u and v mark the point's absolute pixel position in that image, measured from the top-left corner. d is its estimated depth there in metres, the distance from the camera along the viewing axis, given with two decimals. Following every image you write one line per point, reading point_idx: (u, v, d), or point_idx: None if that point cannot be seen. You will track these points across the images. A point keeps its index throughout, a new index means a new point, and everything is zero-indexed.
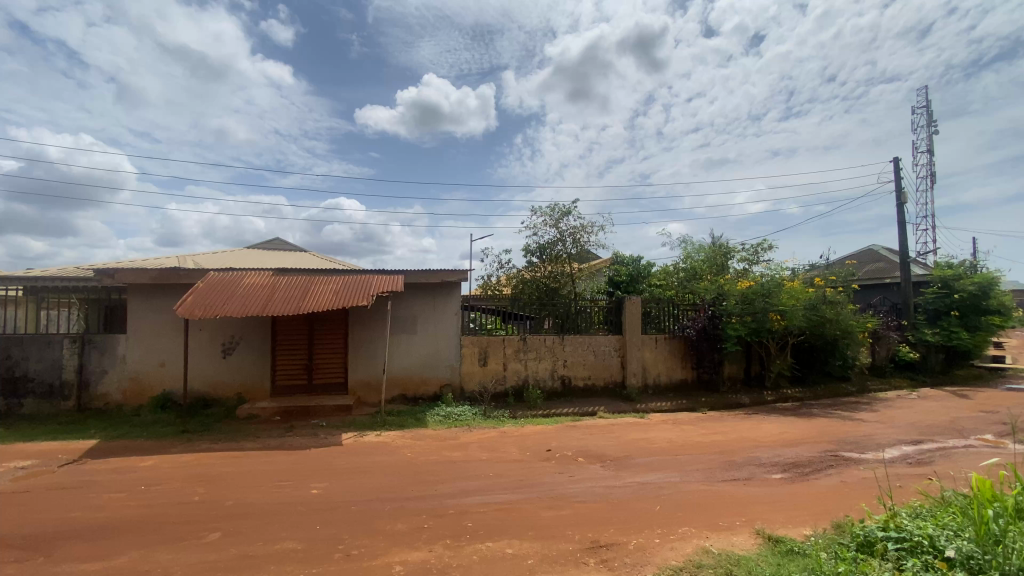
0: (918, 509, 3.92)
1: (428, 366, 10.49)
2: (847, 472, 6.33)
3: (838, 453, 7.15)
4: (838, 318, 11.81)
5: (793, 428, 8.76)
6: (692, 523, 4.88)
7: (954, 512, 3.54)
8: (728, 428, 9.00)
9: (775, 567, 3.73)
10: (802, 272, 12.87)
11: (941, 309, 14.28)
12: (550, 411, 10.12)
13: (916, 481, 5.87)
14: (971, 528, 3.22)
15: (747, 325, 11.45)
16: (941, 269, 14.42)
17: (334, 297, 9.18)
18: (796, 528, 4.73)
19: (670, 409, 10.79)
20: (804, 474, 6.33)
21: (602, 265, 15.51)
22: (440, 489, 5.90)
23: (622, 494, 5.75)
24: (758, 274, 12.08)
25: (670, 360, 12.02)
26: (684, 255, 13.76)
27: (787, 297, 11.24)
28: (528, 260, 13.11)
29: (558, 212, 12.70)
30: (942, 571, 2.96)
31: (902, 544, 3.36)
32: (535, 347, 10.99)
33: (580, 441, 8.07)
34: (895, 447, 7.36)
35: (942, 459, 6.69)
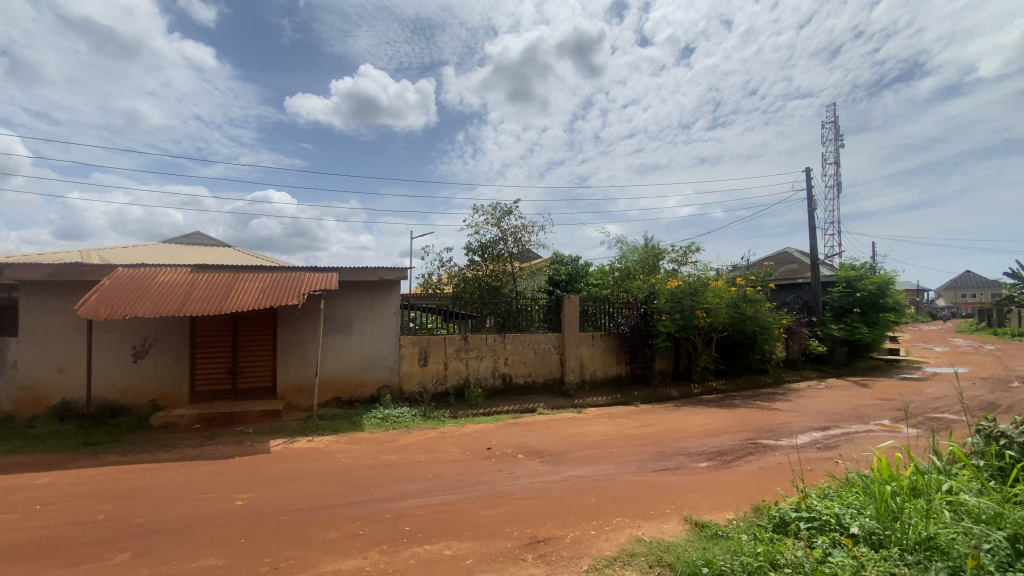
0: (825, 490, 4.26)
1: (364, 367, 10.12)
2: (765, 458, 6.80)
3: (757, 440, 7.67)
4: (757, 315, 12.69)
5: (718, 419, 9.31)
6: (626, 513, 5.03)
7: (857, 492, 3.88)
8: (659, 420, 9.40)
9: (702, 551, 3.92)
10: (726, 272, 13.71)
11: (845, 306, 15.75)
12: (491, 410, 10.08)
13: (823, 464, 6.41)
14: (872, 506, 3.53)
15: (676, 322, 12.04)
16: (846, 270, 15.90)
17: (261, 296, 8.61)
18: (720, 512, 5.00)
19: (605, 403, 11.12)
20: (727, 462, 6.73)
21: (542, 264, 15.69)
22: (375, 493, 5.69)
23: (559, 489, 5.82)
24: (686, 274, 12.73)
25: (606, 356, 12.39)
26: (620, 255, 14.25)
27: (712, 295, 11.94)
28: (469, 259, 13.00)
29: (499, 211, 12.69)
30: (849, 546, 3.22)
31: (813, 523, 3.63)
32: (476, 346, 10.91)
33: (519, 438, 8.10)
34: (806, 433, 8.01)
35: (846, 443, 7.35)
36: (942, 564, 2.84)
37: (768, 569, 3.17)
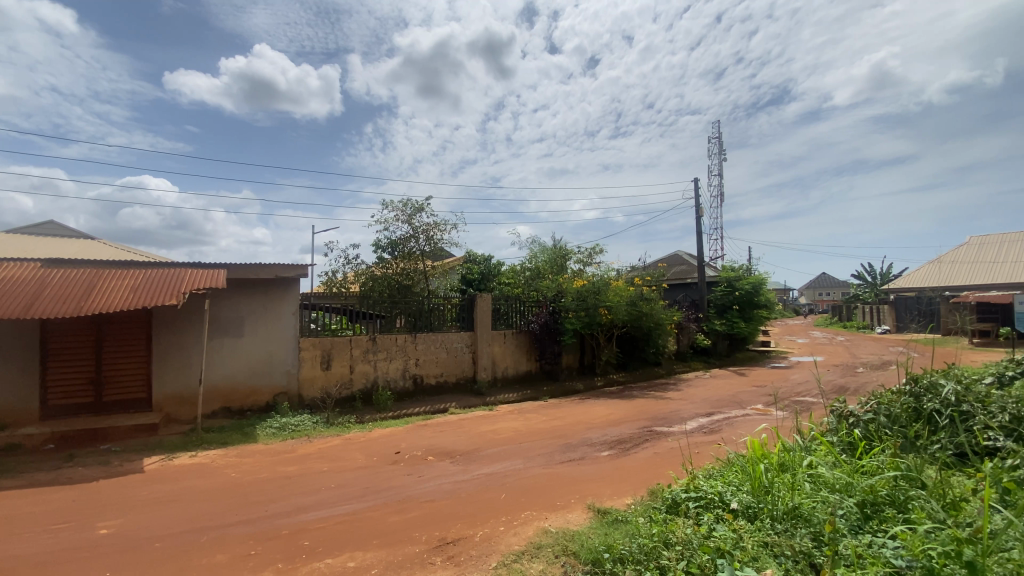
0: (710, 471, 4.69)
1: (258, 373, 9.32)
2: (660, 444, 7.33)
3: (653, 428, 8.26)
4: (653, 312, 13.69)
5: (619, 409, 9.89)
6: (534, 507, 5.15)
7: (736, 471, 4.32)
8: (566, 413, 9.76)
9: (604, 536, 4.12)
10: (626, 272, 14.57)
11: (727, 303, 17.53)
12: (400, 412, 9.78)
13: (708, 447, 7.08)
14: (748, 482, 3.95)
15: (582, 319, 12.62)
16: (727, 272, 17.74)
17: (133, 295, 7.55)
18: (620, 498, 5.29)
19: (516, 399, 11.31)
20: (627, 449, 7.17)
21: (454, 263, 15.56)
22: (269, 509, 5.23)
23: (468, 488, 5.79)
24: (591, 274, 13.39)
25: (517, 354, 12.60)
26: (529, 255, 14.57)
27: (614, 294, 12.68)
28: (378, 256, 12.51)
29: (410, 207, 12.36)
30: (729, 521, 3.56)
31: (700, 502, 3.96)
32: (384, 347, 10.52)
33: (429, 440, 7.95)
34: (694, 419, 8.79)
35: (727, 427, 8.18)
36: (806, 529, 3.25)
37: (662, 548, 3.39)
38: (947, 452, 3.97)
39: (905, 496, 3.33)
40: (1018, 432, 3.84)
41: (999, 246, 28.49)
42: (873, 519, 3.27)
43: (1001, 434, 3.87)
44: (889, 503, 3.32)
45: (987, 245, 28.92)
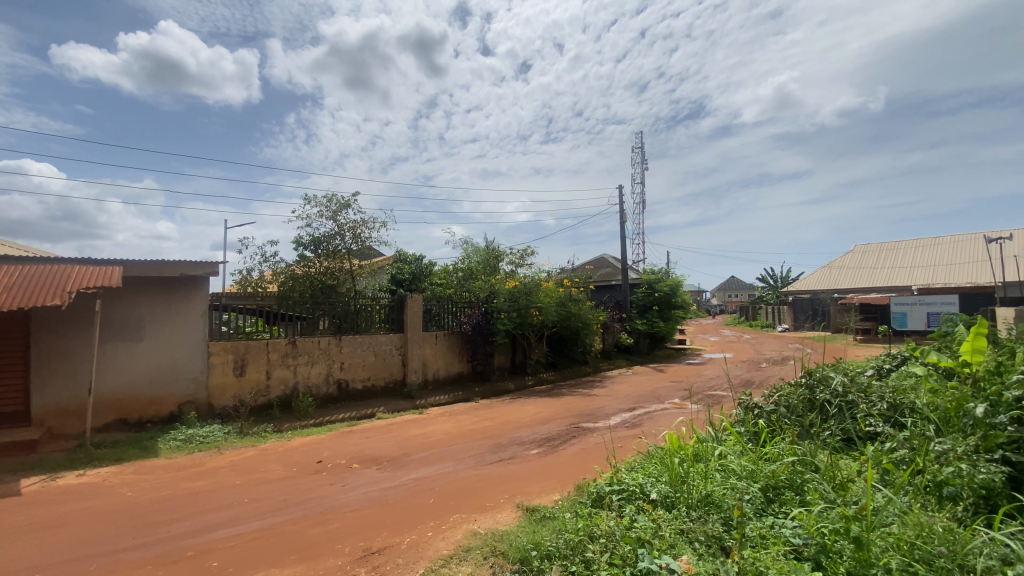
0: (631, 464, 4.91)
1: (160, 381, 8.48)
2: (587, 440, 7.56)
3: (579, 424, 8.52)
4: (581, 313, 14.14)
5: (548, 408, 10.09)
6: (463, 509, 5.11)
7: (655, 463, 4.56)
8: (497, 414, 9.79)
9: (531, 534, 4.17)
10: (556, 274, 15.06)
11: (648, 304, 18.52)
12: (323, 420, 9.30)
13: (630, 441, 7.41)
14: (666, 473, 4.18)
15: (513, 320, 12.75)
16: (649, 274, 18.78)
17: (6, 294, 6.60)
18: (548, 495, 5.40)
19: (447, 401, 11.17)
20: (554, 447, 7.33)
21: (382, 262, 15.10)
22: (171, 530, 4.76)
23: (396, 494, 5.63)
24: (522, 276, 13.58)
25: (448, 355, 12.44)
26: (462, 256, 14.61)
27: (544, 295, 12.96)
28: (299, 253, 11.84)
29: (335, 203, 11.83)
30: (649, 511, 3.75)
31: (622, 494, 4.13)
32: (306, 350, 9.96)
33: (355, 447, 7.63)
34: (618, 415, 9.18)
35: (648, 421, 8.62)
36: (717, 515, 3.50)
37: (588, 542, 3.48)
38: (836, 437, 4.44)
39: (802, 479, 3.68)
40: (892, 418, 4.38)
41: (875, 253, 32.50)
42: (775, 502, 3.59)
43: (879, 420, 4.39)
44: (788, 487, 3.66)
45: (866, 253, 32.86)
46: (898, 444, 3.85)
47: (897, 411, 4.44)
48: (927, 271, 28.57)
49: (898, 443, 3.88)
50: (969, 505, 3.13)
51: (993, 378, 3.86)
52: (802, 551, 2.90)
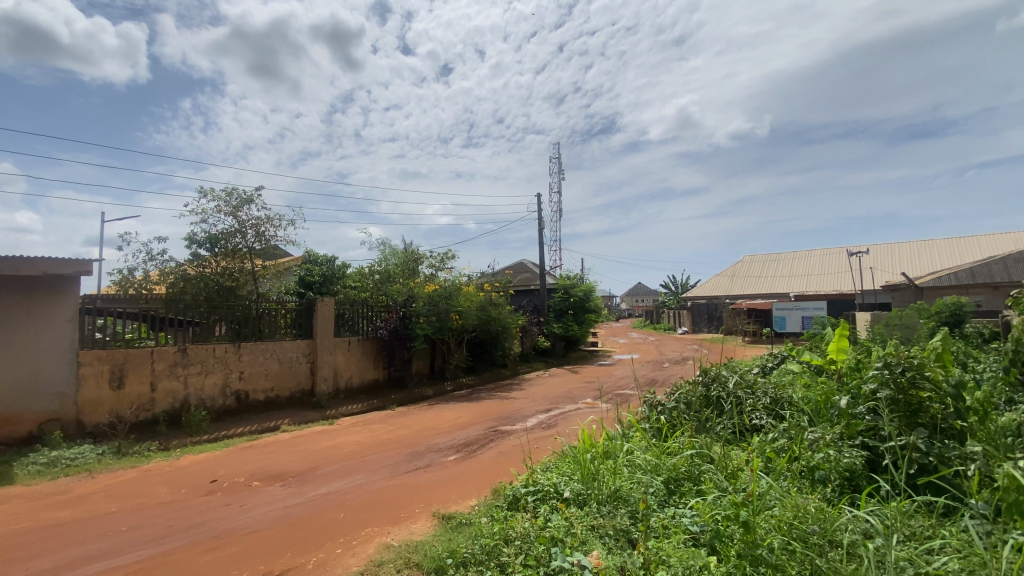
0: (546, 465, 5.02)
1: (15, 397, 7.28)
2: (503, 443, 7.62)
3: (497, 428, 8.56)
4: (500, 316, 14.30)
5: (466, 412, 10.03)
6: (376, 522, 4.92)
7: (568, 462, 4.70)
8: (413, 421, 9.55)
9: (446, 542, 4.11)
10: (476, 278, 15.13)
11: (563, 308, 19.23)
12: (219, 435, 8.48)
13: (546, 442, 7.59)
14: (578, 471, 4.33)
15: (432, 324, 12.51)
16: (564, 280, 19.58)
17: None
18: (465, 501, 5.35)
19: (360, 410, 10.69)
20: (472, 452, 7.29)
21: (289, 263, 14.15)
22: (24, 570, 4.07)
23: (302, 512, 5.28)
24: (442, 279, 13.50)
25: (362, 362, 11.94)
26: (378, 258, 14.16)
27: (464, 299, 13.03)
28: (192, 252, 10.76)
29: (236, 198, 10.93)
30: (561, 510, 3.86)
31: (537, 494, 4.21)
32: (199, 359, 9.05)
33: (255, 463, 7.05)
34: (535, 416, 9.36)
35: (563, 421, 8.89)
36: (625, 509, 3.68)
37: (503, 545, 3.50)
38: (728, 430, 4.88)
39: (699, 470, 3.98)
40: (774, 411, 4.89)
41: (760, 263, 36.32)
42: (675, 493, 3.85)
43: (763, 413, 4.89)
44: (687, 478, 3.95)
45: (753, 263, 36.63)
46: (779, 434, 4.31)
47: (778, 405, 4.98)
48: (801, 280, 32.48)
49: (779, 434, 4.34)
50: (835, 486, 3.57)
51: (853, 374, 4.46)
52: (699, 537, 3.14)
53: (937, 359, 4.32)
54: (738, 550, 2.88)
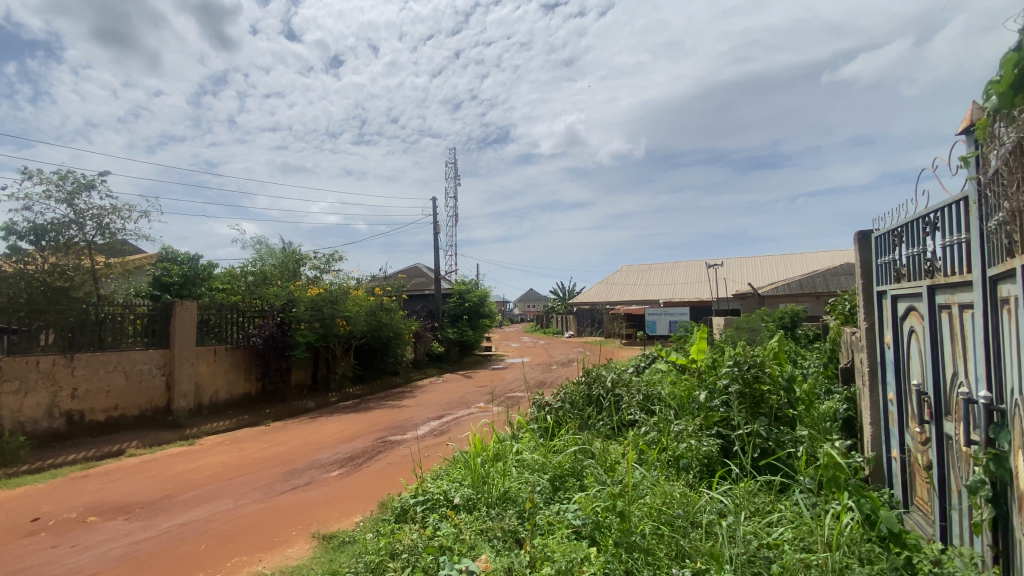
0: (436, 472, 4.95)
1: None
2: (392, 454, 7.37)
3: (385, 438, 8.26)
4: (391, 322, 13.89)
5: (352, 424, 9.53)
6: (246, 550, 4.46)
7: (458, 468, 4.69)
8: (292, 435, 8.83)
9: (327, 564, 3.86)
10: (366, 282, 14.52)
11: (458, 313, 19.24)
12: (43, 464, 7.08)
13: (436, 449, 7.47)
14: (468, 477, 4.33)
15: (316, 331, 11.75)
16: (460, 285, 19.58)
17: None
18: (349, 518, 5.08)
19: (228, 427, 9.61)
20: (357, 465, 6.93)
21: (140, 262, 12.30)
22: None
23: (153, 547, 4.60)
24: (327, 282, 12.75)
25: (231, 373, 10.78)
26: (252, 258, 13.01)
27: (351, 304, 12.45)
28: (7, 245, 8.85)
29: (73, 182, 9.27)
30: (450, 517, 3.82)
31: (425, 504, 4.12)
32: (15, 374, 7.50)
33: (93, 495, 5.99)
34: (426, 423, 9.19)
35: (454, 427, 8.84)
36: (513, 509, 3.76)
37: (389, 560, 3.36)
38: (607, 426, 5.24)
39: (582, 465, 4.21)
40: (646, 406, 5.37)
41: (638, 272, 39.69)
42: (560, 489, 4.03)
43: (637, 409, 5.33)
44: (572, 474, 4.16)
45: (632, 272, 39.90)
46: (650, 428, 4.73)
47: (649, 400, 5.47)
48: (672, 288, 36.12)
49: (650, 427, 4.77)
50: (696, 471, 3.99)
51: (709, 371, 5.07)
52: (582, 530, 3.32)
53: (775, 357, 5.08)
54: (615, 539, 3.09)
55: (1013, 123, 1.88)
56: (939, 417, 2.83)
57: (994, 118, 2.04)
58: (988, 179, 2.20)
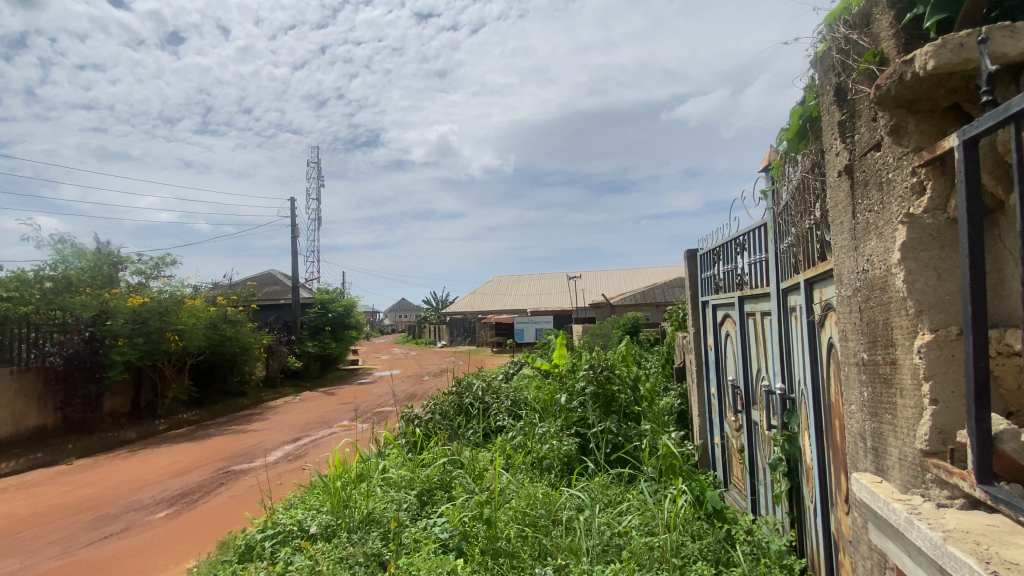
0: (290, 501, 4.50)
1: None
2: (235, 485, 6.52)
3: (229, 468, 7.29)
4: (237, 335, 12.48)
5: (186, 454, 8.24)
6: None
7: (316, 494, 4.32)
8: (103, 474, 7.32)
9: None
10: (205, 290, 12.78)
11: (319, 325, 17.89)
12: None
13: (291, 475, 6.78)
14: (327, 502, 4.00)
15: (138, 348, 10.06)
16: (322, 294, 18.35)
17: None
18: (180, 565, 4.35)
19: (11, 469, 7.64)
20: (191, 502, 5.99)
21: None
22: None
23: None
24: (155, 290, 10.99)
25: (18, 402, 8.69)
26: (51, 259, 9.94)
27: (186, 315, 10.95)
28: None
29: None
30: (305, 549, 3.48)
31: (276, 538, 3.70)
32: None
33: None
34: (278, 448, 8.32)
35: (312, 449, 8.15)
36: (377, 531, 3.56)
37: None
38: (476, 434, 5.28)
39: (450, 477, 4.18)
40: (513, 411, 5.54)
41: (507, 284, 41.07)
42: (427, 503, 3.94)
43: (505, 414, 5.48)
44: (440, 486, 4.09)
45: (502, 283, 41.18)
46: (516, 432, 4.90)
47: (516, 406, 5.65)
48: (537, 297, 38.08)
49: (516, 432, 4.92)
50: (557, 470, 4.22)
51: (569, 374, 5.44)
52: (448, 543, 3.28)
53: (624, 360, 5.63)
54: (481, 547, 3.13)
55: (798, 164, 2.35)
56: (748, 406, 3.38)
57: (784, 159, 2.53)
58: (780, 209, 2.72)
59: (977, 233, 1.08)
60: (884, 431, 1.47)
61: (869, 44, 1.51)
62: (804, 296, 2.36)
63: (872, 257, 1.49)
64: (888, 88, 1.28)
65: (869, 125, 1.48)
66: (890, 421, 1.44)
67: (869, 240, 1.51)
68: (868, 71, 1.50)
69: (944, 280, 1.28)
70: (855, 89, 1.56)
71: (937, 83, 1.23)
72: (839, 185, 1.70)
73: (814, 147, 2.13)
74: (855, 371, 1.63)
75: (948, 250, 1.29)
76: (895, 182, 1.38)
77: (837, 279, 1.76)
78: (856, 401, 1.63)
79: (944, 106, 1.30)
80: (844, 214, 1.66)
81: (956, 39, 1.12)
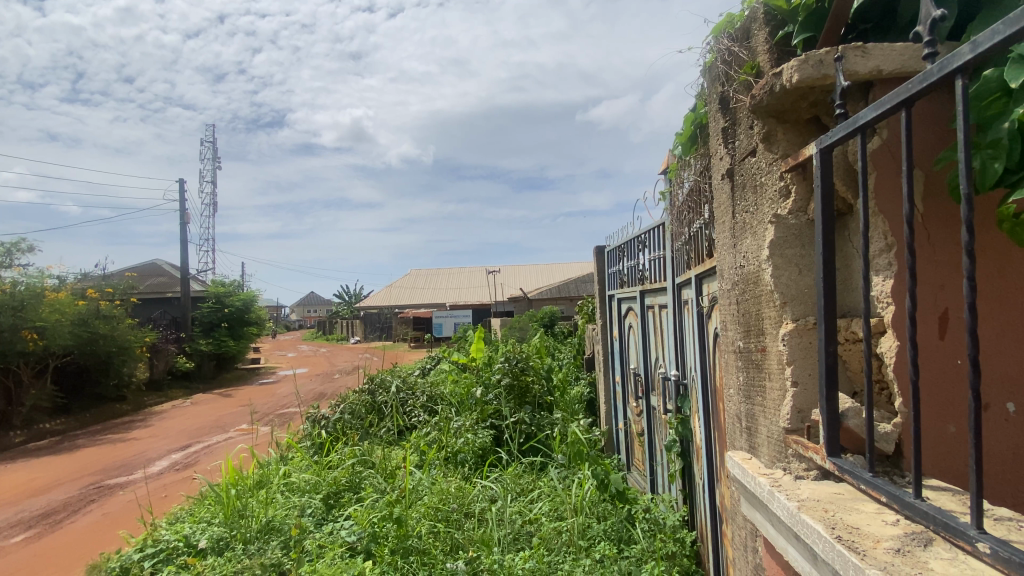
0: (175, 514, 4.09)
1: None
2: (109, 502, 5.79)
3: (102, 483, 6.47)
4: (113, 333, 11.07)
5: (49, 469, 7.19)
6: None
7: (206, 506, 3.97)
8: None
9: None
10: (72, 281, 11.20)
11: (214, 321, 16.43)
12: None
13: (179, 486, 6.16)
14: (219, 514, 3.70)
15: None
16: (217, 287, 16.84)
17: None
18: None
19: None
20: (54, 524, 5.23)
21: None
22: None
23: None
24: (7, 281, 9.46)
25: None
26: None
27: (48, 311, 9.54)
28: None
29: None
30: (191, 566, 3.18)
31: (157, 557, 3.34)
32: None
33: None
34: (163, 457, 7.52)
35: (204, 457, 7.46)
36: (276, 540, 3.34)
37: None
38: (389, 431, 5.15)
39: (359, 477, 4.02)
40: (428, 406, 5.46)
41: (425, 278, 40.28)
42: (334, 507, 3.78)
43: (419, 410, 5.40)
44: (348, 488, 3.93)
45: (420, 277, 40.39)
46: (431, 427, 4.81)
47: (431, 401, 5.58)
48: (456, 291, 37.87)
49: (431, 427, 4.85)
50: (471, 463, 4.25)
51: (485, 368, 5.49)
52: (356, 546, 3.16)
53: (538, 352, 5.78)
54: (391, 547, 3.04)
55: (690, 168, 2.55)
56: (648, 392, 3.62)
57: (680, 164, 2.72)
58: (676, 210, 2.93)
59: (830, 234, 1.23)
60: (755, 412, 1.64)
61: (748, 56, 1.67)
62: (696, 290, 2.57)
63: (747, 254, 1.64)
64: (762, 98, 1.42)
65: (746, 133, 1.64)
66: (760, 403, 1.61)
67: (745, 238, 1.67)
68: (746, 81, 1.65)
69: (804, 275, 1.46)
70: (735, 98, 1.71)
71: (801, 96, 1.39)
72: (722, 187, 1.86)
73: (703, 152, 2.32)
74: (732, 358, 1.80)
75: (808, 249, 1.46)
76: (766, 186, 1.53)
77: (719, 274, 1.93)
78: (733, 385, 1.80)
79: (807, 118, 1.47)
80: (725, 213, 1.82)
81: (817, 56, 1.25)
